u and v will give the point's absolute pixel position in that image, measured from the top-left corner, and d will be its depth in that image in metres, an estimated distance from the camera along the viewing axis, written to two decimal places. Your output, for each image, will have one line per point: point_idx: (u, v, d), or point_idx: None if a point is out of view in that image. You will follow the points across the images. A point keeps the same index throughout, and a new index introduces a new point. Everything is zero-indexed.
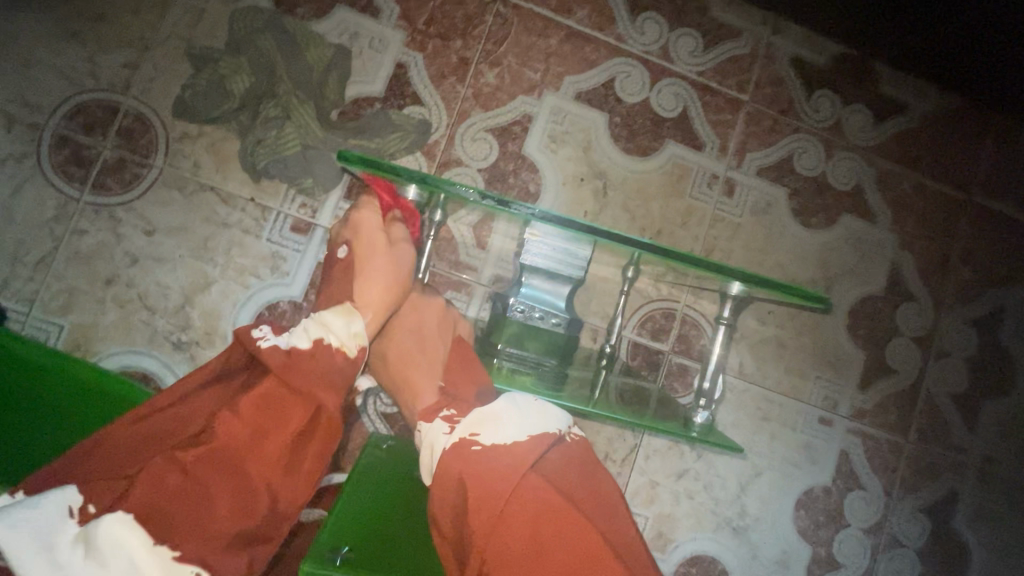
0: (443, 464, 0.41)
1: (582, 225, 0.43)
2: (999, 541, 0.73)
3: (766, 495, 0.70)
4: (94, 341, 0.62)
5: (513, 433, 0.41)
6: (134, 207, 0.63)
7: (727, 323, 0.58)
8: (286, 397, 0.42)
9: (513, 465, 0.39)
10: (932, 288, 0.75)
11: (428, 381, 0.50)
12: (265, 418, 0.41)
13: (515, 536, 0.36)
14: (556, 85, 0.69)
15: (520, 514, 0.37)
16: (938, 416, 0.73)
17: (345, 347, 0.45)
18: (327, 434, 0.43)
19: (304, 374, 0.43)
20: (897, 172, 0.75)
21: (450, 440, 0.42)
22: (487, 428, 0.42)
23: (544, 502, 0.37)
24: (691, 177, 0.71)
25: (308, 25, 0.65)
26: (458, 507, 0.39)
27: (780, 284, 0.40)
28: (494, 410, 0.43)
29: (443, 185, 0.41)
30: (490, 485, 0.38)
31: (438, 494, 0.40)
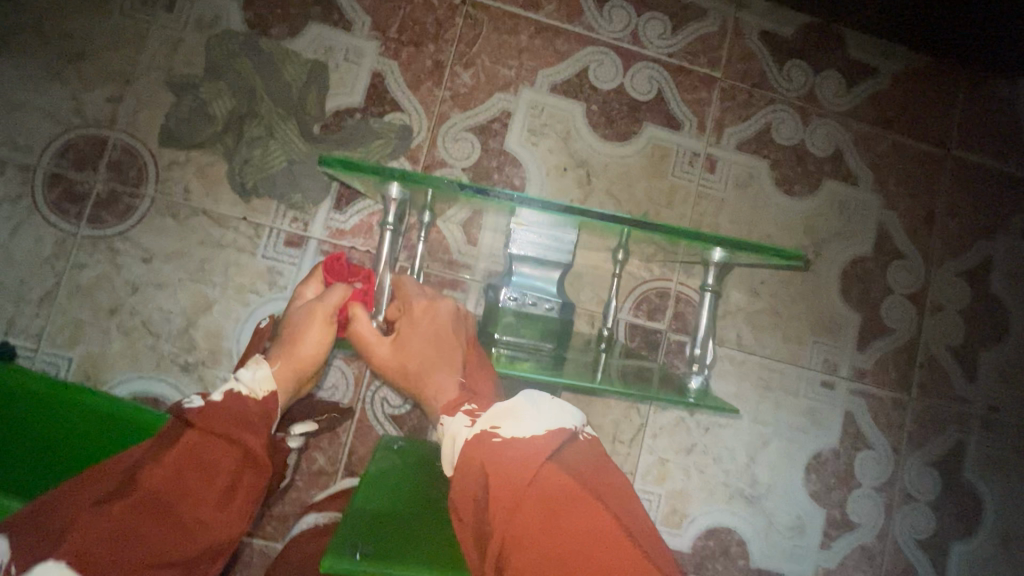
0: (466, 456, 0.42)
1: (562, 207, 0.44)
2: (1007, 487, 0.74)
3: (776, 462, 0.71)
4: (103, 370, 0.63)
5: (533, 427, 0.42)
6: (130, 237, 0.64)
7: (713, 291, 0.58)
8: (213, 442, 0.41)
9: (530, 453, 0.40)
10: (920, 244, 0.76)
11: (444, 375, 0.51)
12: (197, 463, 0.40)
13: (532, 519, 0.36)
14: (531, 79, 0.70)
15: (539, 499, 0.37)
16: (937, 369, 0.74)
17: (252, 394, 0.46)
18: (259, 468, 0.43)
19: (231, 421, 0.43)
20: (874, 133, 0.76)
21: (473, 431, 0.43)
22: (508, 422, 0.43)
23: (561, 488, 0.38)
24: (671, 158, 0.72)
25: (283, 44, 0.66)
26: (479, 494, 0.39)
27: (759, 246, 0.41)
28: (515, 406, 0.44)
29: (423, 180, 0.42)
30: (510, 471, 0.39)
31: (459, 481, 0.41)
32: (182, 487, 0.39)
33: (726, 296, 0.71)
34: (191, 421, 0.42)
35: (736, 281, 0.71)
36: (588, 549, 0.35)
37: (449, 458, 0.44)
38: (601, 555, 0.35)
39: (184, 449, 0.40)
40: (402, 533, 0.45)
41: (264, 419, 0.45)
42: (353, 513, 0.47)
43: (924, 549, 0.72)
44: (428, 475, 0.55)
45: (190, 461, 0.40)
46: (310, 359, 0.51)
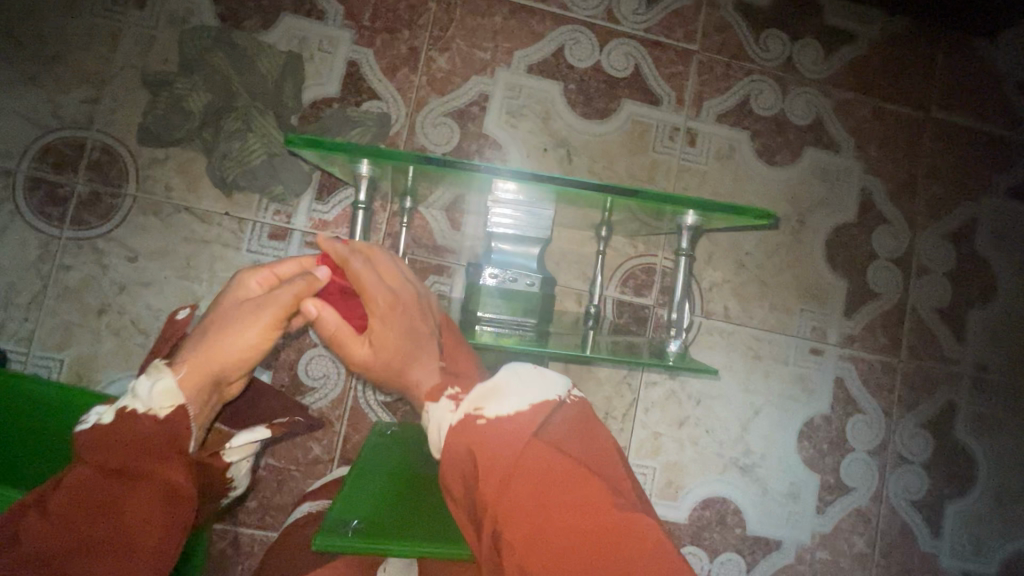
0: (451, 441, 0.39)
1: (532, 177, 0.44)
2: (999, 444, 0.75)
3: (768, 431, 0.71)
4: (95, 370, 0.63)
5: (516, 403, 0.39)
6: (115, 237, 0.64)
7: (687, 255, 0.56)
8: (109, 481, 0.38)
9: (517, 433, 0.37)
10: (904, 208, 0.76)
11: (427, 364, 0.46)
12: (91, 506, 0.36)
13: (523, 502, 0.34)
14: (507, 61, 0.70)
15: (527, 481, 0.35)
16: (926, 332, 0.75)
17: (154, 412, 0.40)
18: (171, 502, 0.39)
19: (128, 450, 0.39)
20: (854, 99, 0.76)
21: (458, 416, 0.40)
22: (491, 402, 0.39)
23: (548, 464, 0.35)
24: (651, 133, 0.72)
25: (257, 36, 0.66)
26: (469, 479, 0.37)
27: (729, 206, 0.41)
28: (495, 382, 0.41)
29: (391, 155, 0.42)
30: (498, 453, 0.36)
31: (446, 470, 0.38)
32: (77, 538, 0.35)
33: (712, 269, 0.71)
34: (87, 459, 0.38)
35: (721, 253, 0.72)
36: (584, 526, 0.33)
37: (434, 444, 0.41)
38: (594, 528, 0.33)
39: (75, 492, 0.36)
40: (396, 511, 0.46)
41: (178, 448, 0.40)
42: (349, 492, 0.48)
43: (918, 510, 0.73)
44: (420, 454, 0.55)
45: (81, 507, 0.36)
46: (224, 368, 0.43)
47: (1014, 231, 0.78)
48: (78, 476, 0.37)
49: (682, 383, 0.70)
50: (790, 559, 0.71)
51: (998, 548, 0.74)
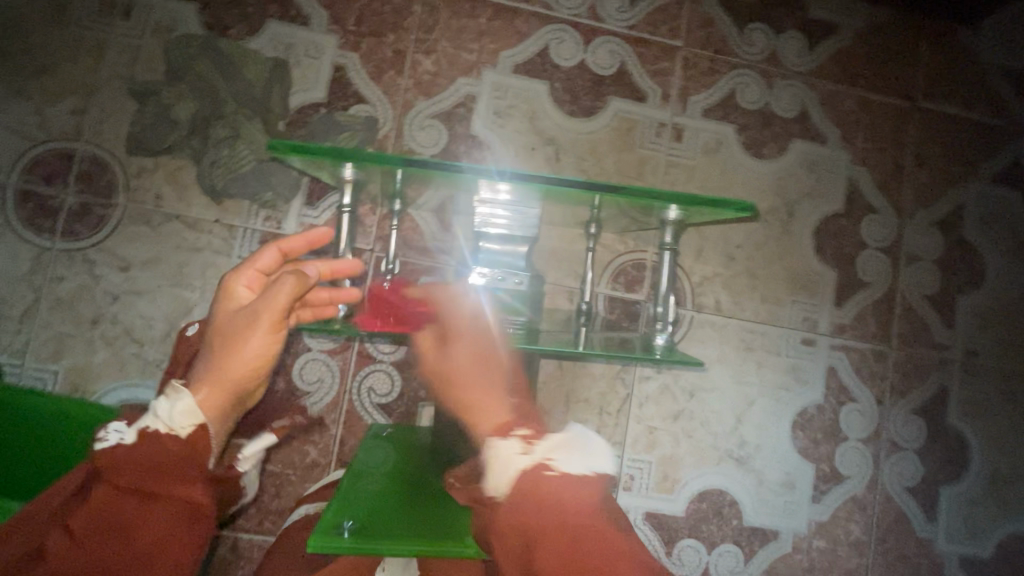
0: (523, 484, 0.40)
1: (514, 176, 0.44)
2: (991, 429, 0.75)
3: (763, 422, 0.72)
4: (90, 380, 0.64)
5: (582, 467, 0.42)
6: (106, 247, 0.64)
7: (670, 249, 0.58)
8: (127, 500, 0.38)
9: (587, 502, 0.40)
10: (891, 197, 0.76)
11: (501, 399, 0.46)
12: (110, 528, 0.37)
13: (584, 570, 0.37)
14: (493, 61, 0.70)
15: (588, 558, 0.37)
16: (916, 319, 0.75)
17: (174, 432, 0.40)
18: (186, 519, 0.38)
19: (147, 472, 0.39)
20: (839, 91, 0.76)
21: (529, 461, 0.41)
22: (562, 456, 0.42)
23: (609, 548, 0.38)
24: (638, 130, 0.72)
25: (242, 44, 0.66)
26: (526, 544, 0.38)
27: (710, 200, 0.42)
28: (565, 439, 0.43)
29: (373, 159, 0.43)
30: (560, 523, 0.38)
31: (504, 525, 0.39)
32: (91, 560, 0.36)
33: (702, 262, 0.72)
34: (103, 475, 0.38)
35: (710, 246, 0.72)
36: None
37: (498, 479, 0.41)
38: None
39: (96, 512, 0.37)
40: (394, 511, 0.46)
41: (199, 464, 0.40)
42: (348, 493, 0.48)
43: (913, 496, 0.74)
44: (419, 458, 0.56)
45: (102, 527, 0.37)
46: (237, 386, 0.43)
47: (1001, 216, 0.78)
48: (99, 495, 0.38)
49: (675, 376, 0.70)
50: (788, 548, 0.71)
51: (994, 531, 0.75)
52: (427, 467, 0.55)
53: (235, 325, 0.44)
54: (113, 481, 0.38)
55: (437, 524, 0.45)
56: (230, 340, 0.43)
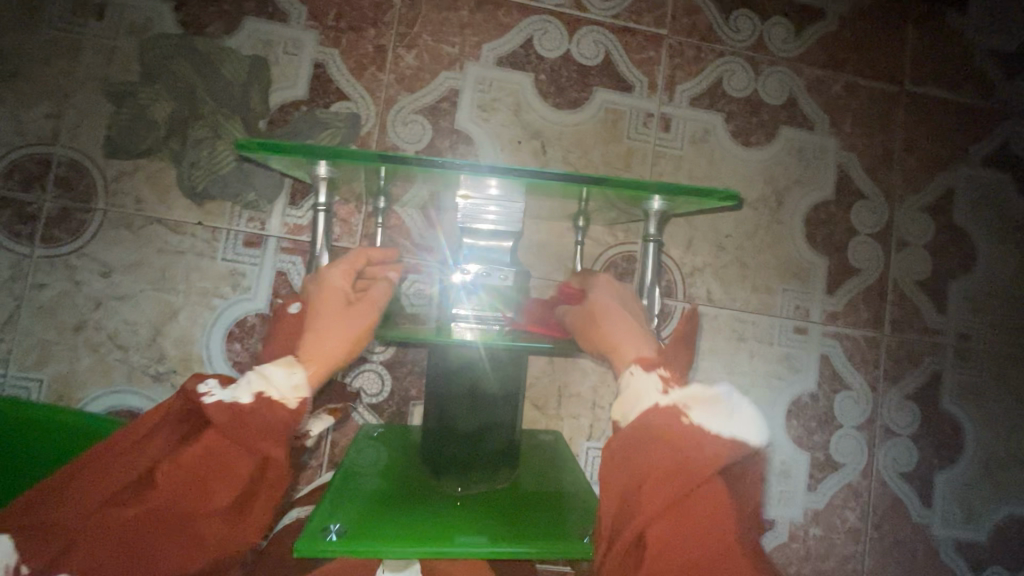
0: (652, 420, 0.40)
1: (488, 168, 0.43)
2: (985, 412, 0.75)
3: (756, 412, 0.72)
4: (75, 388, 0.63)
5: (727, 430, 0.39)
6: (87, 252, 0.63)
7: (655, 239, 0.57)
8: (229, 451, 0.38)
9: (714, 464, 0.37)
10: (880, 183, 0.76)
11: (642, 342, 0.50)
12: (203, 476, 0.38)
13: (684, 527, 0.36)
14: (476, 54, 0.69)
15: (692, 518, 0.36)
16: (908, 304, 0.75)
17: (285, 402, 0.41)
18: (275, 480, 0.40)
19: (247, 428, 0.39)
20: (826, 76, 0.76)
21: (664, 402, 0.40)
22: (704, 411, 0.40)
23: (714, 519, 0.37)
24: (625, 120, 0.71)
25: (220, 42, 0.65)
26: (637, 477, 0.38)
27: (689, 187, 0.41)
28: (716, 395, 0.40)
29: (344, 155, 0.42)
30: (677, 473, 0.37)
31: (622, 447, 0.40)
32: (186, 500, 0.37)
33: (691, 252, 0.71)
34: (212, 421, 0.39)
35: (699, 236, 0.72)
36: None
37: (626, 407, 0.42)
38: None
39: (194, 457, 0.38)
40: (381, 511, 0.46)
41: (292, 430, 0.41)
42: (335, 494, 0.48)
43: (908, 482, 0.73)
44: (409, 456, 0.55)
45: (193, 474, 0.38)
46: (338, 363, 0.45)
47: (991, 199, 0.78)
48: (205, 439, 0.38)
49: None
50: (784, 537, 0.71)
51: (989, 515, 0.75)
52: (417, 464, 0.54)
53: (328, 319, 0.45)
54: (216, 429, 0.39)
55: (424, 523, 0.44)
56: (320, 328, 0.45)
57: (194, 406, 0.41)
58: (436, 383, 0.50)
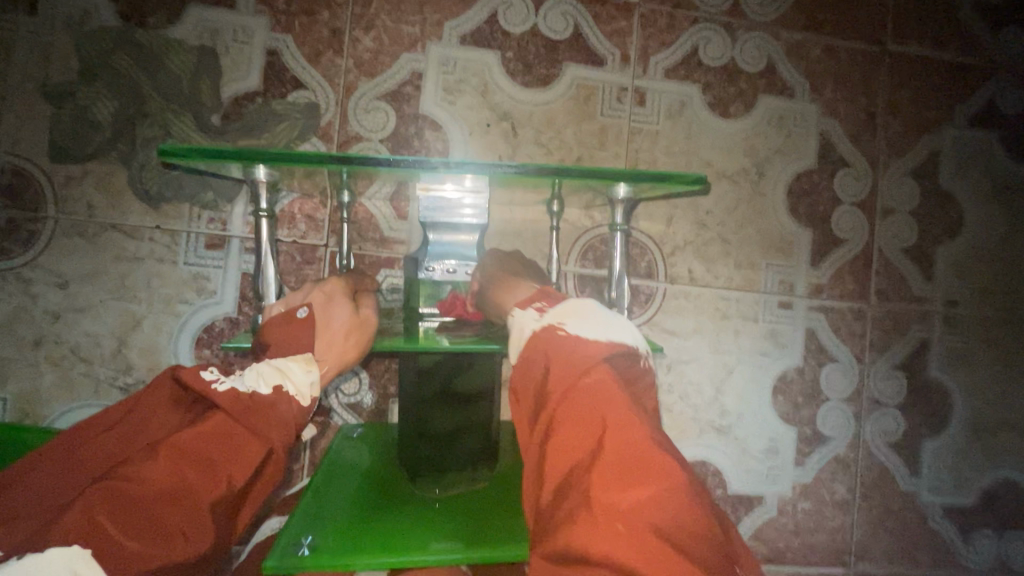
0: (531, 343, 0.41)
1: (433, 164, 0.41)
2: (973, 378, 0.75)
3: (742, 390, 0.71)
4: (40, 405, 0.61)
5: (595, 331, 0.40)
6: (40, 264, 0.61)
7: (622, 230, 0.55)
8: (237, 431, 0.36)
9: (589, 353, 0.38)
10: (864, 148, 0.73)
11: (521, 285, 0.48)
12: (212, 454, 0.35)
13: (574, 414, 0.34)
14: (438, 34, 0.66)
15: (591, 394, 0.35)
16: (894, 273, 0.73)
17: (299, 399, 0.41)
18: (276, 471, 0.38)
19: (260, 413, 0.38)
20: (806, 39, 0.72)
21: (539, 324, 0.42)
22: (572, 319, 0.41)
23: (605, 396, 0.35)
24: (598, 96, 0.68)
25: (163, 33, 0.62)
26: (539, 380, 0.38)
27: (654, 173, 0.41)
28: (584, 307, 0.43)
29: (280, 158, 0.40)
30: (569, 362, 0.37)
31: (524, 368, 0.40)
32: (193, 475, 0.34)
33: (671, 230, 0.69)
34: (221, 404, 0.37)
35: (679, 213, 0.69)
36: (634, 469, 0.31)
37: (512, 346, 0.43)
38: (641, 473, 0.31)
39: (201, 434, 0.35)
40: (359, 521, 0.45)
41: (298, 428, 0.40)
42: (312, 502, 0.47)
43: (896, 451, 0.73)
44: (390, 457, 0.54)
45: (202, 451, 0.35)
46: (344, 365, 0.45)
47: (978, 160, 0.76)
48: (212, 419, 0.36)
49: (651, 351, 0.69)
50: (774, 512, 0.71)
51: (978, 479, 0.75)
52: (397, 465, 0.53)
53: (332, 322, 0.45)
54: (226, 412, 0.37)
55: (403, 533, 0.43)
56: (325, 332, 0.44)
57: (191, 392, 0.38)
58: (408, 385, 0.48)
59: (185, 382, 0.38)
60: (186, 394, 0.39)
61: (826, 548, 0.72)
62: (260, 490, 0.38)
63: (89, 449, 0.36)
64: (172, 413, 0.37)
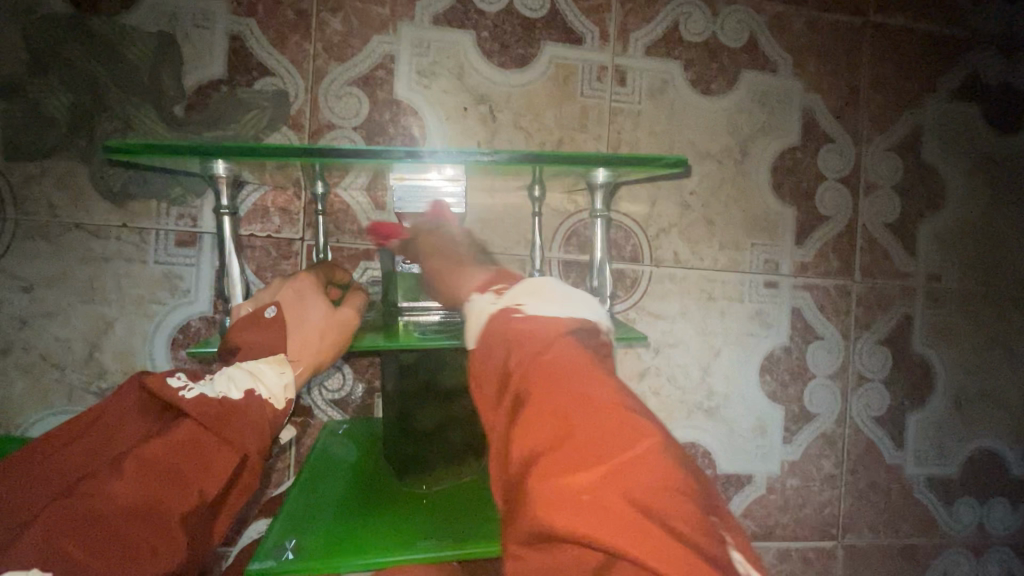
0: (489, 326, 0.39)
1: (400, 152, 0.40)
2: (955, 350, 0.75)
3: (730, 370, 0.71)
4: (12, 414, 0.59)
5: (558, 310, 0.39)
6: (1, 268, 0.58)
7: (604, 216, 0.54)
8: (208, 442, 0.35)
9: (551, 326, 0.37)
10: (847, 124, 0.73)
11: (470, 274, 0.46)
12: (180, 466, 0.34)
13: (544, 384, 0.33)
14: (409, 14, 0.63)
15: (549, 370, 0.34)
16: (877, 248, 0.73)
17: (274, 401, 0.39)
18: (251, 479, 0.37)
19: (232, 421, 0.36)
20: (788, 12, 0.71)
21: (495, 307, 0.41)
22: (530, 300, 0.40)
23: (576, 363, 0.34)
24: (578, 76, 0.66)
25: (118, 19, 0.58)
26: (499, 361, 0.37)
27: (636, 157, 0.39)
28: (544, 289, 0.42)
29: (239, 152, 0.38)
30: (529, 338, 0.36)
31: (480, 352, 0.39)
32: (163, 490, 0.33)
33: (654, 212, 0.68)
34: (191, 412, 0.36)
35: (662, 194, 0.68)
36: (605, 446, 0.30)
37: (470, 331, 0.41)
38: (613, 442, 0.30)
39: (171, 445, 0.34)
40: (347, 522, 0.44)
41: (275, 434, 0.39)
42: (297, 505, 0.46)
43: (881, 425, 0.74)
44: (379, 455, 0.53)
45: (172, 464, 0.34)
46: (322, 364, 0.44)
47: (961, 133, 0.75)
48: (181, 429, 0.35)
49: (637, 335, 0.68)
50: (763, 490, 0.72)
51: (960, 449, 0.76)
52: (385, 464, 0.52)
53: (306, 321, 0.43)
54: (196, 420, 0.36)
55: (392, 532, 0.42)
56: (299, 332, 0.43)
57: (160, 398, 0.37)
58: (389, 381, 0.48)
59: (154, 390, 0.37)
60: (154, 400, 0.37)
61: (814, 522, 0.73)
62: (235, 499, 0.37)
63: (53, 458, 0.34)
64: (141, 420, 0.36)
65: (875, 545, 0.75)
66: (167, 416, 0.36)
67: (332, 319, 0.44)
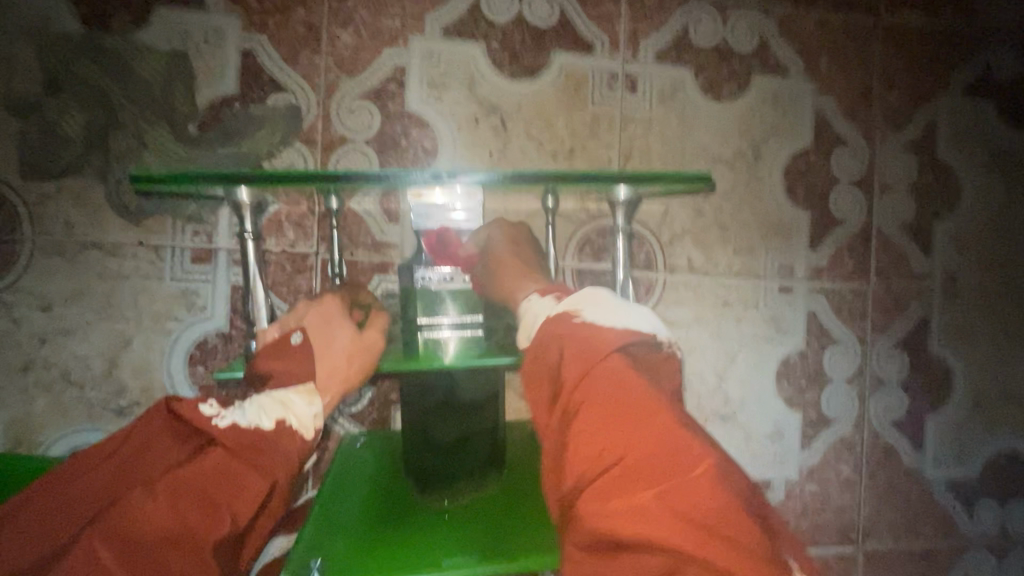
0: (542, 332, 0.41)
1: (416, 176, 0.40)
2: (974, 352, 0.75)
3: (746, 376, 0.70)
4: (33, 432, 0.59)
5: (612, 320, 0.39)
6: (21, 287, 0.59)
7: (624, 231, 0.54)
8: (239, 468, 0.36)
9: (604, 338, 0.38)
10: (860, 125, 0.72)
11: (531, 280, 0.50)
12: (212, 492, 0.34)
13: (598, 398, 0.35)
14: (419, 26, 0.63)
15: (605, 385, 0.35)
16: (893, 250, 0.73)
17: (303, 431, 0.39)
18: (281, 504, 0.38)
19: (263, 449, 0.37)
20: (798, 14, 0.70)
21: (554, 311, 0.42)
22: (585, 309, 0.41)
23: (628, 378, 0.35)
24: (589, 84, 0.66)
25: (131, 37, 0.59)
26: (552, 367, 0.38)
27: (661, 173, 0.40)
28: (596, 297, 0.42)
29: (253, 177, 0.39)
30: (582, 350, 0.37)
31: (532, 353, 0.41)
32: (196, 516, 0.33)
33: (667, 217, 0.68)
34: (223, 441, 0.36)
35: (675, 200, 0.68)
36: (662, 464, 0.32)
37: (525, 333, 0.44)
38: (666, 462, 0.32)
39: (203, 472, 0.35)
40: (372, 538, 0.44)
41: (303, 460, 0.40)
42: (319, 523, 0.46)
43: (899, 428, 0.74)
44: (398, 469, 0.53)
45: (202, 490, 0.34)
46: (348, 389, 0.44)
47: (976, 132, 0.75)
48: (211, 456, 0.35)
49: None
50: (781, 495, 0.71)
51: (980, 451, 0.76)
52: (405, 478, 0.52)
53: (333, 348, 0.43)
54: (227, 448, 0.36)
55: (418, 547, 0.43)
56: (326, 359, 0.43)
57: (190, 424, 0.37)
58: (410, 398, 0.48)
59: (183, 416, 0.37)
60: (183, 426, 0.37)
61: (833, 527, 0.73)
62: (265, 523, 0.37)
63: (83, 482, 0.35)
64: (171, 446, 0.36)
65: (895, 549, 0.74)
66: (197, 441, 0.37)
67: (358, 345, 0.44)
